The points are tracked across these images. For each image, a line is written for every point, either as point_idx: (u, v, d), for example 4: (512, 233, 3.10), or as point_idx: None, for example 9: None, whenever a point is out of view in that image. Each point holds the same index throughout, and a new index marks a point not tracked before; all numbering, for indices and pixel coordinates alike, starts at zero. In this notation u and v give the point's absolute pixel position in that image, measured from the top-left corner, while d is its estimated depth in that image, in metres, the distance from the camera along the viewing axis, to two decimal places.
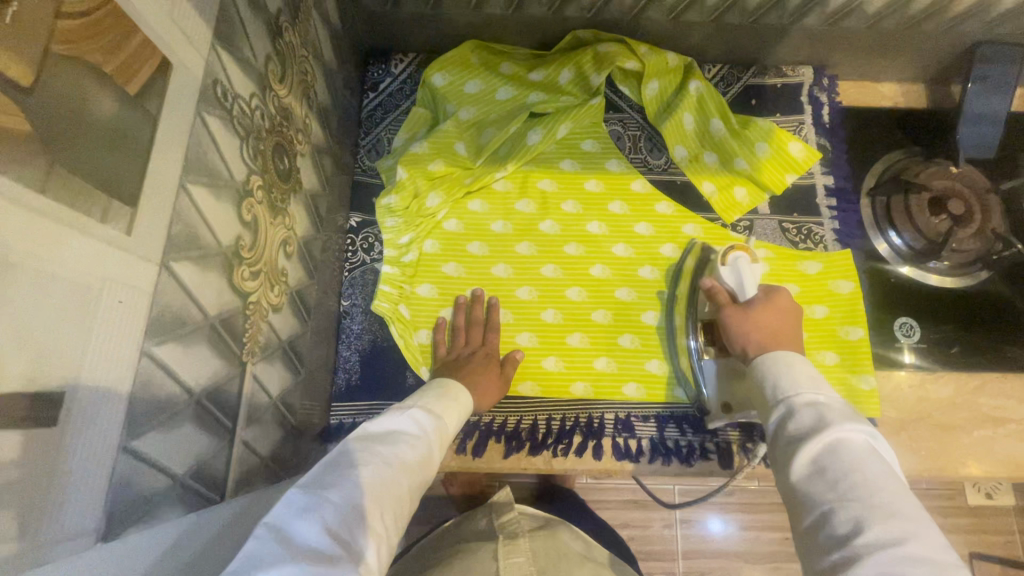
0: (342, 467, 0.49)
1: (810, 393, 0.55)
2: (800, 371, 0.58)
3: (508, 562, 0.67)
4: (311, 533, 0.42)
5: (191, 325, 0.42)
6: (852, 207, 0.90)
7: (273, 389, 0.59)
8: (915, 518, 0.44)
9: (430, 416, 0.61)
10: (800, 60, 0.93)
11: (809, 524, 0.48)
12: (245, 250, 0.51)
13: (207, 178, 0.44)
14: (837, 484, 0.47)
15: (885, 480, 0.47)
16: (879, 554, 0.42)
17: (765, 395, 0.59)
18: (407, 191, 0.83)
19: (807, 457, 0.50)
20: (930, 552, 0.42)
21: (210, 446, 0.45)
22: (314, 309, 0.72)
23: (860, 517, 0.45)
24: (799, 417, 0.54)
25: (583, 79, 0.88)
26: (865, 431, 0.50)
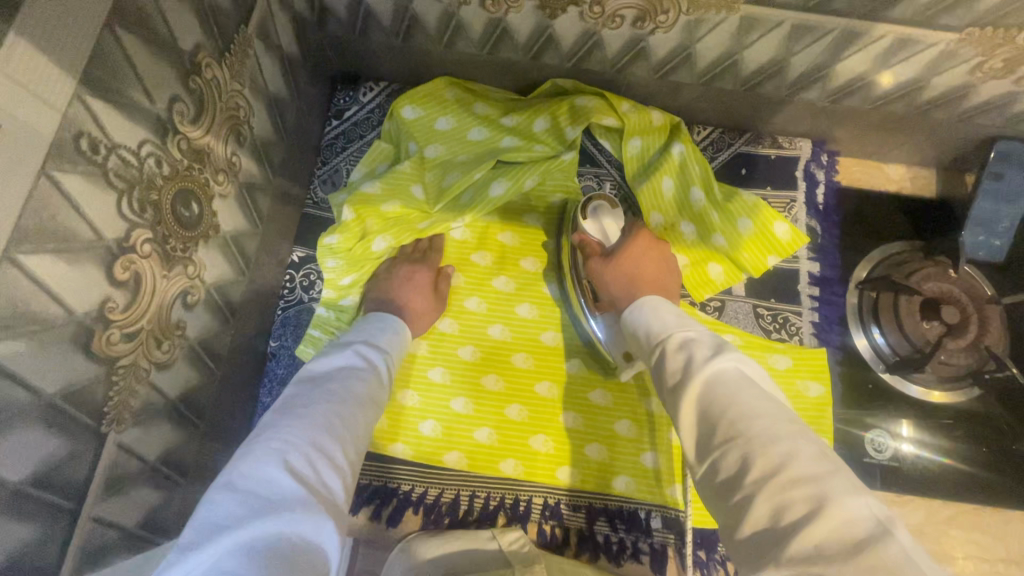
0: (290, 414, 0.49)
1: (680, 332, 0.56)
2: (668, 317, 0.59)
3: None
4: (270, 480, 0.42)
5: (9, 409, 0.37)
6: (837, 299, 0.82)
7: (152, 452, 0.54)
8: (789, 435, 0.43)
9: (374, 349, 0.61)
10: (800, 132, 0.86)
11: (705, 472, 0.47)
12: (115, 312, 0.46)
13: (57, 244, 0.39)
14: (717, 420, 0.47)
15: (760, 404, 0.46)
16: (767, 489, 0.40)
17: (642, 344, 0.60)
18: (352, 232, 0.77)
19: (691, 402, 0.50)
20: (811, 468, 0.40)
21: (32, 536, 0.41)
22: (230, 355, 0.67)
23: (745, 451, 0.43)
24: (671, 362, 0.54)
25: (559, 130, 0.82)
26: (733, 357, 0.51)
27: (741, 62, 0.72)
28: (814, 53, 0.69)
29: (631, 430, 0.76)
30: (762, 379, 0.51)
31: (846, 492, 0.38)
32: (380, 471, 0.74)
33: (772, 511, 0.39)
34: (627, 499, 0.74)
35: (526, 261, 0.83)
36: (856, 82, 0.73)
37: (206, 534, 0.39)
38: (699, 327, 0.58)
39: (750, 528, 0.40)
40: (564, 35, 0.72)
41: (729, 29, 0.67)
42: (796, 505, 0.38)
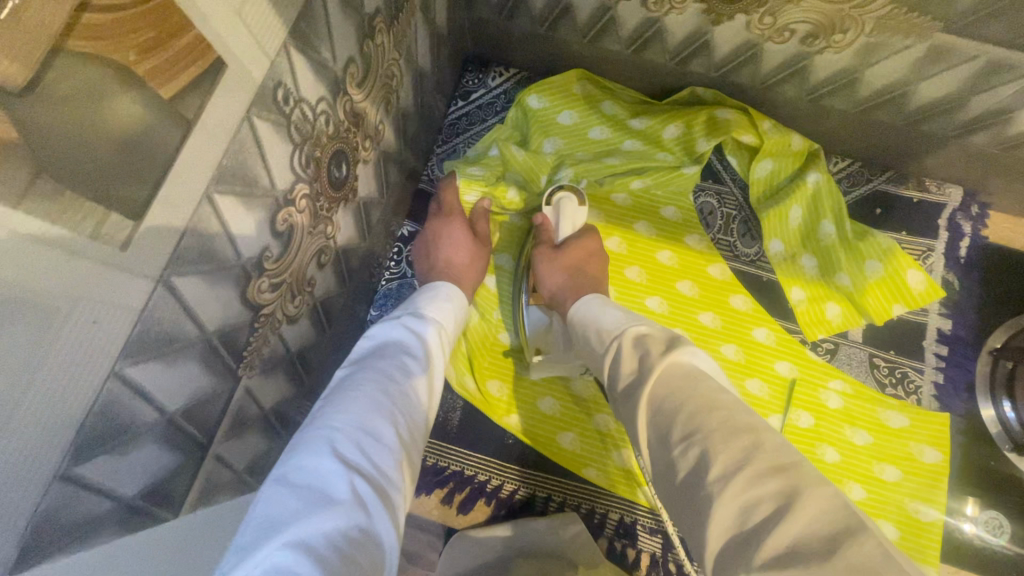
0: (342, 396, 0.44)
1: (634, 328, 0.54)
2: (615, 313, 0.58)
3: None
4: (323, 469, 0.37)
5: (180, 341, 0.38)
6: (966, 363, 0.75)
7: (267, 401, 0.55)
8: (749, 427, 0.41)
9: (423, 323, 0.57)
10: (951, 177, 0.79)
11: (667, 475, 0.43)
12: (269, 261, 0.46)
13: (242, 186, 0.40)
14: (674, 424, 0.43)
15: (716, 397, 0.44)
16: (732, 489, 0.37)
17: (592, 340, 0.58)
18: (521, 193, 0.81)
19: (646, 401, 0.47)
20: (779, 461, 0.38)
21: (173, 465, 0.42)
22: (339, 318, 0.68)
23: (704, 449, 0.40)
24: (628, 358, 0.52)
25: (689, 140, 0.80)
26: (684, 349, 0.48)
27: (910, 95, 0.67)
28: (1001, 93, 0.62)
29: None
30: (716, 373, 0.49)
31: (814, 484, 0.36)
32: (460, 455, 0.74)
33: (742, 510, 0.36)
34: None
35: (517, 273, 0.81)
36: None
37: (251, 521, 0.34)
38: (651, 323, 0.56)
39: (720, 536, 0.36)
40: (721, 43, 0.68)
41: (911, 58, 0.62)
42: (765, 505, 0.36)
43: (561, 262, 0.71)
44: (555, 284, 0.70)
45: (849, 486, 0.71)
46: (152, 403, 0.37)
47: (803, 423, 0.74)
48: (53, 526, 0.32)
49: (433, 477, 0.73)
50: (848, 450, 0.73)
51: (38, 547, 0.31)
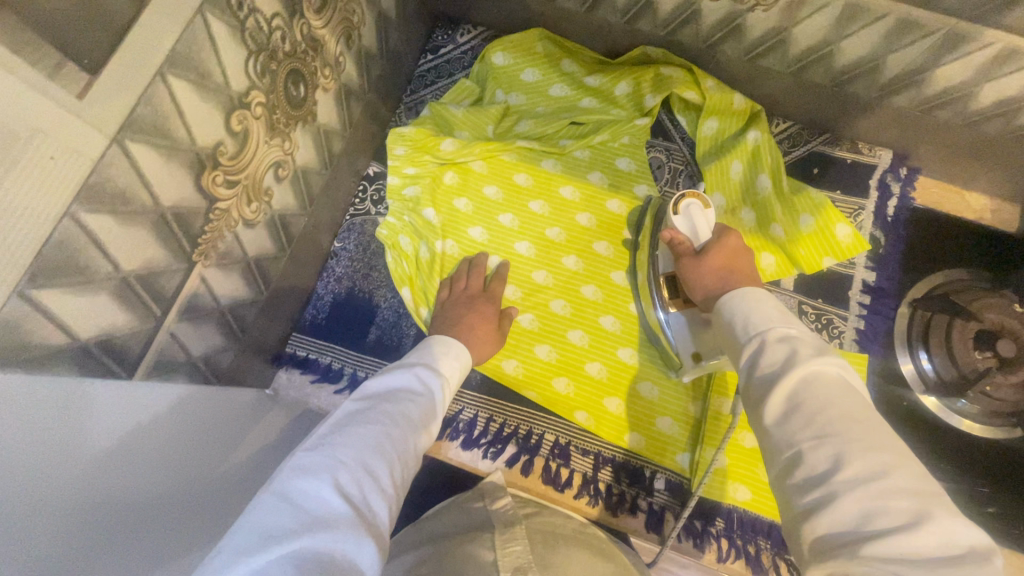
0: (346, 431, 0.46)
1: (782, 328, 0.50)
2: (767, 309, 0.53)
3: (506, 550, 0.50)
4: (320, 495, 0.40)
5: (135, 206, 0.44)
6: (886, 312, 0.81)
7: (223, 297, 0.60)
8: (892, 450, 0.39)
9: (432, 369, 0.60)
10: (881, 141, 0.85)
11: (780, 468, 0.43)
12: (224, 157, 0.52)
13: (195, 77, 0.45)
14: (813, 421, 0.42)
15: (861, 412, 0.42)
16: (858, 492, 0.37)
17: (734, 333, 0.54)
18: (473, 128, 0.86)
19: (783, 396, 0.45)
20: (908, 482, 0.37)
21: (128, 323, 0.48)
22: (300, 239, 0.73)
23: (839, 452, 0.40)
24: (770, 353, 0.49)
25: (638, 97, 0.86)
26: (838, 362, 0.46)
27: (835, 55, 0.72)
28: (913, 53, 0.68)
29: (654, 393, 0.78)
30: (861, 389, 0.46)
31: (945, 512, 0.35)
32: None
33: (862, 513, 0.36)
34: (636, 454, 0.76)
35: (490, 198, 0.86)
36: (953, 93, 0.71)
37: (247, 541, 0.36)
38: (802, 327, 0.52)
39: (824, 527, 0.37)
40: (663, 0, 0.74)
41: (830, 16, 0.67)
42: (891, 515, 0.35)
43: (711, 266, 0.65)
44: (704, 288, 0.65)
45: None
46: (107, 254, 0.43)
47: None
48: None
49: None
50: None
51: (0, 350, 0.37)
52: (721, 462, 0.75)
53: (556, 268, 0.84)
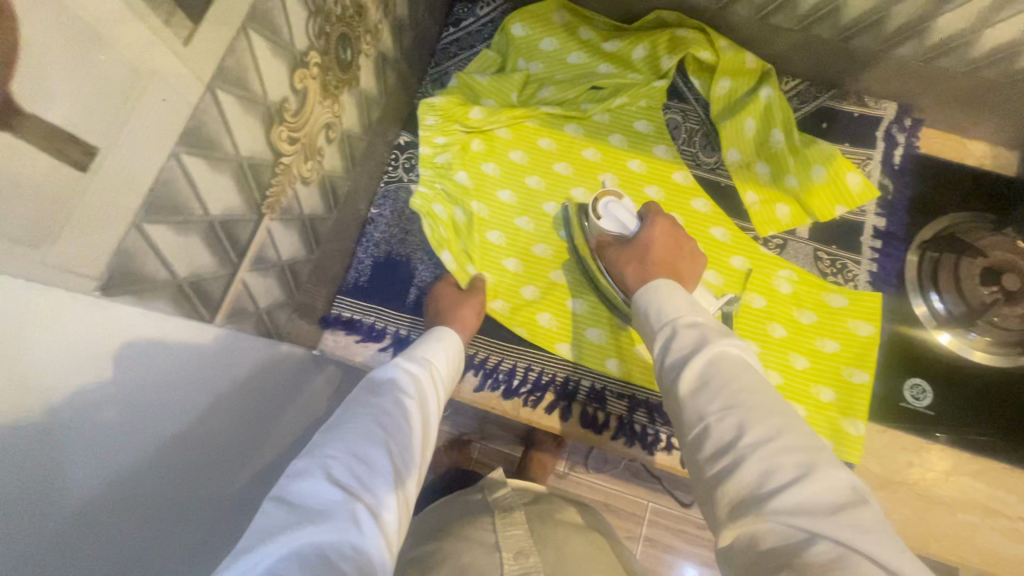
0: (338, 432, 0.54)
1: (688, 316, 0.57)
2: (679, 298, 0.59)
3: (506, 534, 0.67)
4: (317, 492, 0.47)
5: (221, 153, 0.48)
6: (897, 254, 0.85)
7: (285, 251, 0.64)
8: (782, 415, 0.47)
9: (415, 362, 0.66)
10: (887, 94, 0.89)
11: (692, 442, 0.49)
12: (288, 113, 0.56)
13: (268, 33, 0.49)
14: (719, 395, 0.49)
15: (755, 384, 0.49)
16: (757, 453, 0.44)
17: (649, 323, 0.60)
18: (498, 96, 0.90)
19: (694, 372, 0.51)
20: (799, 441, 0.45)
21: (213, 267, 0.51)
22: (343, 202, 0.77)
23: (740, 420, 0.47)
24: (681, 338, 0.55)
25: (655, 60, 0.90)
26: (739, 344, 0.53)
27: (844, 8, 0.77)
28: (917, 3, 0.72)
29: None
30: (757, 363, 0.54)
31: (825, 464, 0.43)
32: None
33: (762, 472, 0.43)
34: None
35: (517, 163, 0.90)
36: (956, 40, 0.76)
37: (260, 538, 0.43)
38: (705, 313, 0.59)
39: (733, 491, 0.44)
40: None
41: None
42: (785, 471, 0.43)
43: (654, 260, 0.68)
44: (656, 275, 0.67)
45: (792, 356, 0.81)
46: (200, 197, 0.47)
47: (755, 304, 0.84)
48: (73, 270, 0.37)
49: None
50: (793, 326, 0.83)
51: (118, 277, 0.41)
52: None
53: None
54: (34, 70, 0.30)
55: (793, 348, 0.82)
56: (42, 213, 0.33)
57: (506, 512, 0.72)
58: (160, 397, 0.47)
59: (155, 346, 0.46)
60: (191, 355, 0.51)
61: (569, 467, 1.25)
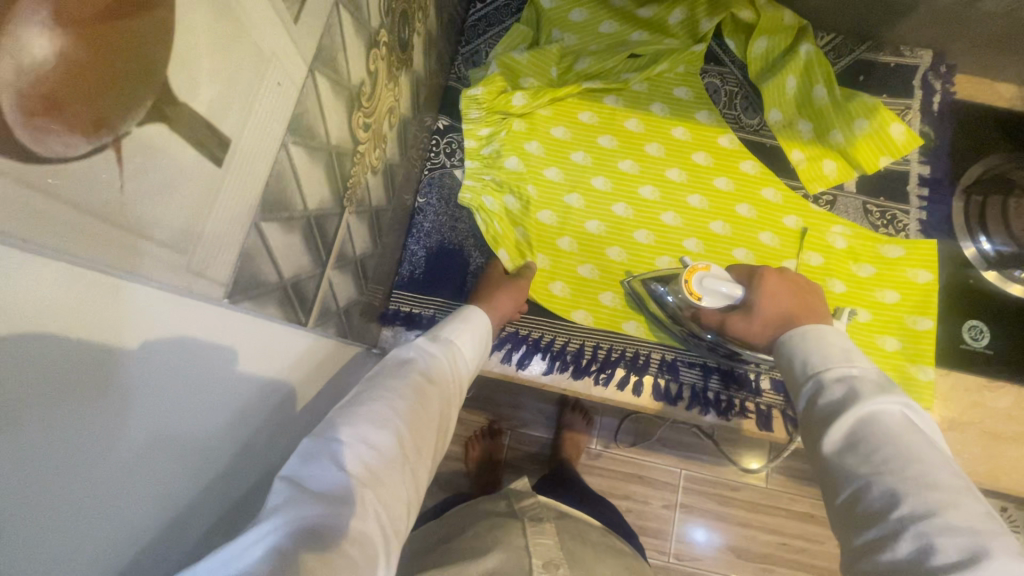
0: (354, 407, 0.50)
1: (842, 367, 0.52)
2: (829, 346, 0.55)
3: (536, 541, 0.68)
4: (325, 473, 0.44)
5: (318, 142, 0.44)
6: (943, 201, 0.86)
7: (358, 246, 0.61)
8: (952, 489, 0.41)
9: (437, 343, 0.63)
10: (921, 42, 0.89)
11: (842, 503, 0.46)
12: (364, 97, 0.53)
13: (352, 8, 0.45)
14: (871, 457, 0.45)
15: (924, 451, 0.44)
16: (916, 525, 0.40)
17: (794, 371, 0.56)
18: (537, 70, 0.87)
19: (841, 432, 0.48)
20: (969, 520, 0.39)
21: (309, 266, 0.48)
22: (397, 192, 0.74)
23: (894, 487, 0.42)
24: (829, 392, 0.51)
25: (693, 24, 0.89)
26: (900, 401, 0.47)
27: None
28: None
29: None
30: (928, 427, 0.47)
31: (1004, 550, 0.37)
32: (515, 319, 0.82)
33: (920, 546, 0.39)
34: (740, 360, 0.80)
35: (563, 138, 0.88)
36: None
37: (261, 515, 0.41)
38: (866, 363, 0.53)
39: (886, 560, 0.40)
40: None
41: None
42: (948, 549, 0.38)
43: (759, 317, 0.64)
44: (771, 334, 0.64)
45: (855, 310, 0.82)
46: (303, 191, 0.43)
47: (814, 262, 0.84)
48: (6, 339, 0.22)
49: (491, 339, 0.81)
50: (852, 280, 0.83)
51: (241, 284, 0.37)
52: None
53: (635, 201, 0.86)
54: (183, 50, 0.27)
55: (855, 302, 0.82)
56: (183, 213, 0.30)
57: (536, 520, 0.72)
58: (201, 411, 0.37)
59: (128, 410, 0.30)
60: (197, 383, 0.36)
61: (600, 443, 1.24)
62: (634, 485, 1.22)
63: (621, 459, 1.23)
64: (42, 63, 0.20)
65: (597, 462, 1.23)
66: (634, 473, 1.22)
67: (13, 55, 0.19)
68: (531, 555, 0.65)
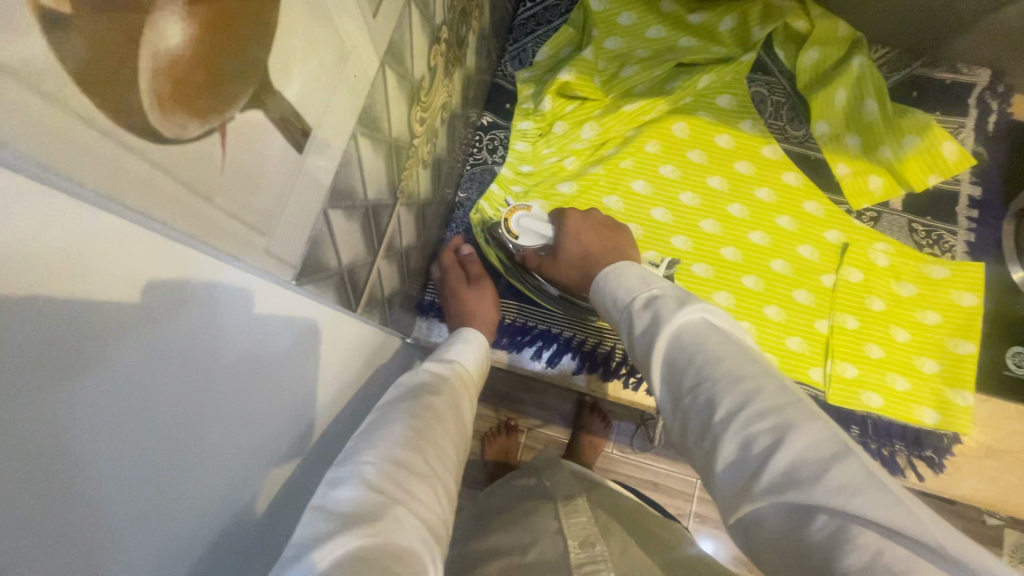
0: (370, 433, 0.48)
1: (643, 292, 0.53)
2: (629, 279, 0.56)
3: (571, 521, 0.67)
4: (353, 496, 0.41)
5: (381, 133, 0.46)
6: (994, 224, 0.84)
7: (404, 237, 0.62)
8: (753, 375, 0.41)
9: (445, 365, 0.61)
10: (980, 60, 0.87)
11: (680, 432, 0.44)
12: (423, 92, 0.54)
13: (421, 4, 0.47)
14: (689, 369, 0.44)
15: (724, 348, 0.44)
16: (734, 427, 0.39)
17: (612, 311, 0.57)
18: (583, 71, 0.87)
19: (662, 357, 0.47)
20: (773, 400, 0.39)
21: (363, 254, 0.50)
22: (442, 183, 0.76)
23: (711, 394, 0.41)
24: (639, 321, 0.51)
25: (744, 32, 0.89)
26: (698, 305, 0.48)
27: None
28: None
29: (780, 316, 0.81)
30: (732, 323, 0.48)
31: (804, 420, 0.37)
32: (548, 316, 0.83)
33: (741, 448, 0.38)
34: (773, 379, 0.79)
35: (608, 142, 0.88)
36: None
37: (294, 550, 0.36)
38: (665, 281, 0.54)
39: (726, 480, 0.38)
40: None
41: None
42: (762, 437, 0.37)
43: (564, 262, 0.71)
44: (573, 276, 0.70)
45: (894, 330, 0.81)
46: (364, 182, 0.45)
47: (854, 279, 0.82)
48: (54, 417, 0.21)
49: (522, 337, 0.82)
50: (893, 300, 0.82)
51: (309, 267, 0.39)
52: (854, 373, 0.79)
53: (673, 206, 0.86)
54: (283, 42, 0.28)
55: (894, 321, 0.81)
56: (268, 195, 0.31)
57: (568, 499, 0.72)
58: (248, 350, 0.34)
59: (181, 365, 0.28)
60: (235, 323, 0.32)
61: (616, 447, 1.23)
62: (648, 491, 1.21)
63: (637, 466, 1.23)
64: (173, 49, 0.21)
65: (613, 465, 1.23)
66: (652, 480, 1.21)
67: (155, 40, 0.20)
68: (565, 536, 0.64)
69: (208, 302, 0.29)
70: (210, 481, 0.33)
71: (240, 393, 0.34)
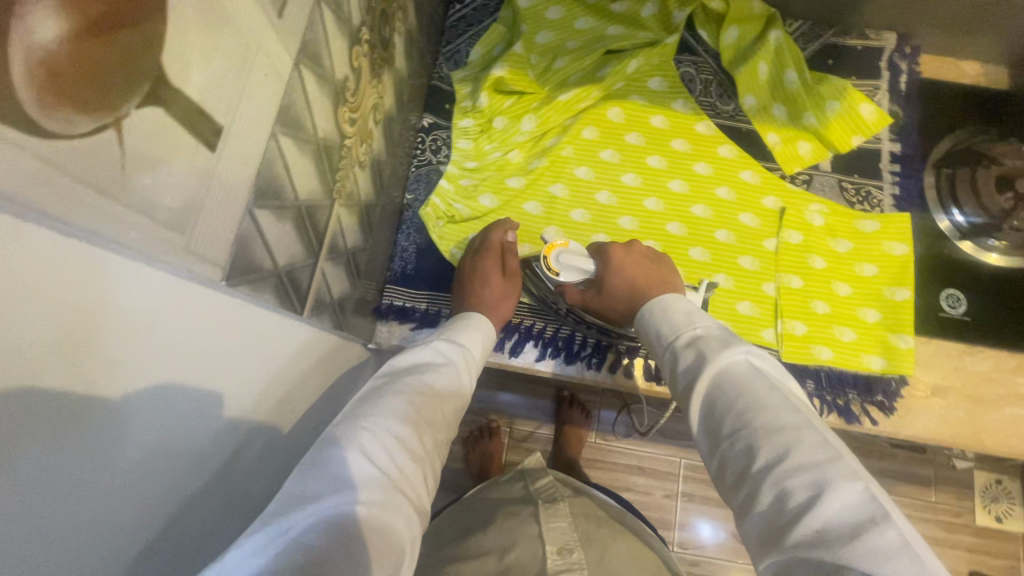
0: (376, 399, 0.48)
1: (689, 331, 0.54)
2: (676, 317, 0.57)
3: (550, 526, 0.69)
4: (350, 465, 0.42)
5: (305, 134, 0.46)
6: (916, 176, 0.89)
7: (349, 239, 0.63)
8: (796, 425, 0.42)
9: (457, 344, 0.60)
10: (885, 25, 0.93)
11: (716, 470, 0.46)
12: (349, 93, 0.55)
13: (334, 5, 0.47)
14: (730, 414, 0.45)
15: (768, 396, 0.45)
16: (772, 476, 0.40)
17: (655, 345, 0.57)
18: (517, 65, 0.89)
19: (700, 397, 0.48)
20: (811, 455, 0.40)
21: (302, 256, 0.50)
22: (387, 186, 0.77)
23: (749, 442, 0.43)
24: (683, 359, 0.52)
25: (664, 16, 0.93)
26: (743, 348, 0.49)
27: None
28: None
29: (729, 283, 0.84)
30: (776, 367, 0.49)
31: (843, 479, 0.38)
32: None
33: (778, 500, 0.39)
34: None
35: (547, 132, 0.90)
36: None
37: (287, 506, 0.39)
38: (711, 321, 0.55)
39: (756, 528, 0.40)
40: None
41: None
42: (800, 491, 0.39)
43: (612, 296, 0.70)
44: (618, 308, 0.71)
45: (835, 285, 0.84)
46: (291, 182, 0.45)
47: (793, 240, 0.86)
48: None
49: None
50: (832, 256, 0.86)
51: (238, 268, 0.39)
52: (802, 329, 0.82)
53: (617, 188, 0.88)
54: (176, 39, 0.29)
55: (835, 276, 0.85)
56: (178, 194, 0.31)
57: (550, 502, 0.74)
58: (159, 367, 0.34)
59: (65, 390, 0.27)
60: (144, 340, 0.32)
61: (598, 435, 1.24)
62: (633, 476, 1.22)
63: (620, 452, 1.23)
64: (46, 43, 0.21)
65: (596, 454, 1.24)
66: (636, 465, 1.22)
67: (23, 35, 0.20)
68: (545, 542, 0.67)
69: (87, 347, 0.28)
70: (100, 518, 0.32)
71: (142, 409, 0.34)
